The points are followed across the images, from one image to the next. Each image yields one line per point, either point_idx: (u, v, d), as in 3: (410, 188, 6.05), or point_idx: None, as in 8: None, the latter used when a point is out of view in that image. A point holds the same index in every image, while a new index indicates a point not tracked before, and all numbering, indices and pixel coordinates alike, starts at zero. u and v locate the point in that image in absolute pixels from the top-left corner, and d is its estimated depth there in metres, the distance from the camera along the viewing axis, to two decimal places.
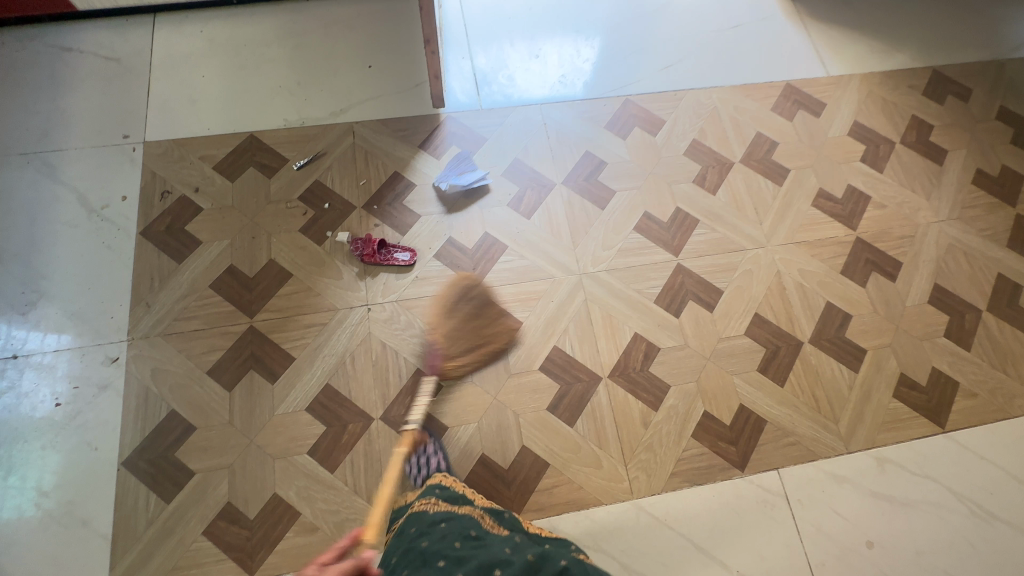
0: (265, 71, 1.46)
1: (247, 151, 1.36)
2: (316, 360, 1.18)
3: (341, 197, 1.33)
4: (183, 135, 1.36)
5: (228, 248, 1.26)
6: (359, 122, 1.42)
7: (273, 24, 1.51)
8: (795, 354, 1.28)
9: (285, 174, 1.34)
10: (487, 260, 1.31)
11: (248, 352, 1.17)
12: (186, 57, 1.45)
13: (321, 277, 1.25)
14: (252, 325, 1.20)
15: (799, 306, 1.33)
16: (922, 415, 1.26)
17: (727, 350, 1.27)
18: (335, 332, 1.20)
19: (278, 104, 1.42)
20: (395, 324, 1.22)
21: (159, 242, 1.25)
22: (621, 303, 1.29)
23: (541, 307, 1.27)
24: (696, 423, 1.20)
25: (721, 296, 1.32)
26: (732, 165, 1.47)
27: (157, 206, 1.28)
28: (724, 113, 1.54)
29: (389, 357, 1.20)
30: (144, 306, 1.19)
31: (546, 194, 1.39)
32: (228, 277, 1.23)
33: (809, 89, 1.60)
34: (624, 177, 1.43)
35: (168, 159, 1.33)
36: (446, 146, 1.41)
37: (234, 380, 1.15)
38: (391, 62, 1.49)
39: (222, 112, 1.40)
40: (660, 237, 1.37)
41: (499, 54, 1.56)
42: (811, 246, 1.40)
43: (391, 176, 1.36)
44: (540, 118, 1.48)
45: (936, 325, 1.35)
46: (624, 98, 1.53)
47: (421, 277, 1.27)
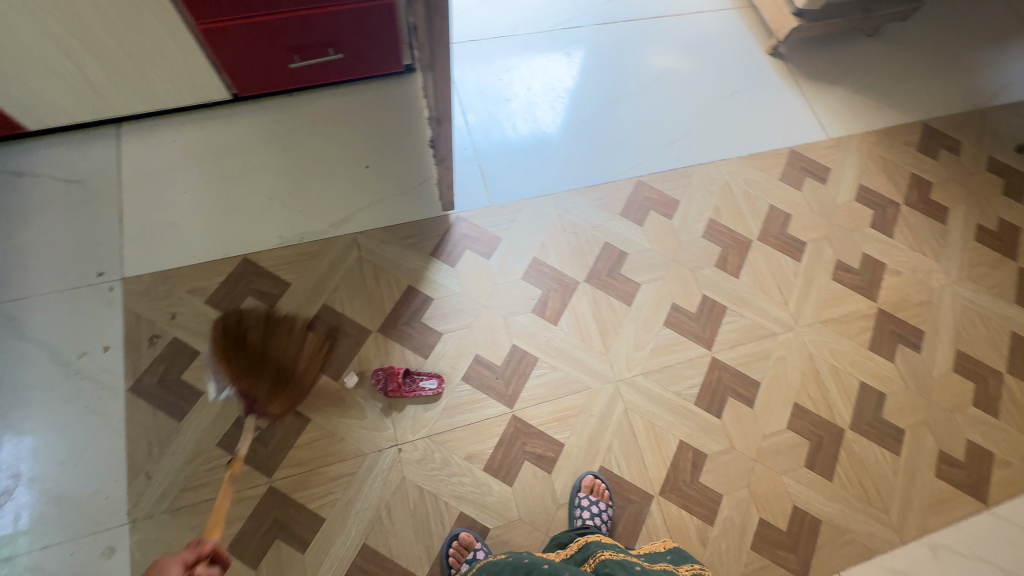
0: (252, 181, 1.33)
1: (242, 278, 1.23)
2: (349, 517, 1.07)
3: (353, 322, 1.22)
4: (167, 266, 1.22)
5: (234, 395, 1.13)
6: (364, 233, 1.31)
7: (255, 126, 1.38)
8: (838, 443, 1.26)
9: (288, 301, 1.22)
10: (519, 376, 1.22)
11: (270, 519, 1.05)
12: (160, 172, 1.31)
13: (343, 419, 1.14)
14: (272, 485, 1.08)
15: (836, 390, 1.32)
16: (966, 492, 1.26)
17: (773, 447, 1.24)
18: (366, 482, 1.10)
19: (270, 219, 1.29)
20: (430, 463, 1.13)
21: (153, 398, 1.11)
22: (663, 410, 1.24)
23: (581, 423, 1.20)
24: (754, 533, 1.16)
25: (759, 389, 1.29)
26: (750, 244, 1.45)
27: (146, 354, 1.14)
28: (736, 186, 1.52)
29: (428, 502, 1.10)
30: (144, 478, 1.05)
31: (570, 294, 1.32)
32: (238, 430, 1.11)
33: (812, 154, 1.60)
34: (646, 268, 1.38)
35: (153, 296, 1.19)
36: (460, 251, 1.33)
37: (259, 554, 1.03)
38: (391, 160, 1.39)
39: (209, 234, 1.26)
40: (690, 330, 1.33)
41: (503, 141, 1.48)
42: (838, 323, 1.39)
43: (406, 292, 1.27)
44: (554, 210, 1.41)
45: (964, 394, 1.36)
46: (636, 180, 1.48)
47: (452, 405, 1.18)
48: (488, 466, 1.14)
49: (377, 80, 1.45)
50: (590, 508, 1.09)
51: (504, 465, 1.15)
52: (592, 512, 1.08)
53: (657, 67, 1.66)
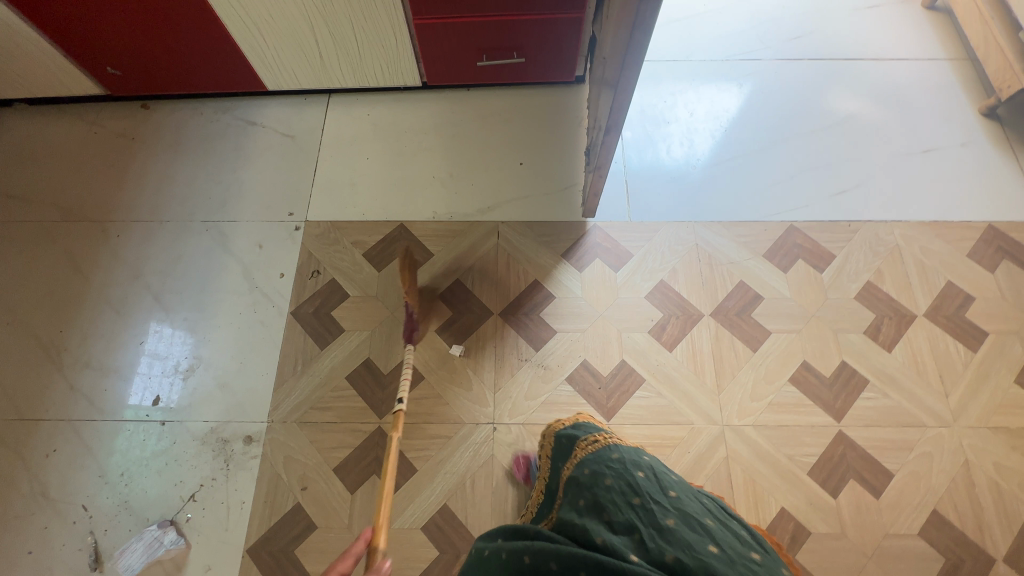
0: (421, 159, 1.49)
1: (395, 241, 1.39)
2: (437, 475, 1.15)
3: (478, 301, 1.32)
4: (340, 218, 1.42)
5: (367, 339, 1.28)
6: (505, 223, 1.40)
7: (434, 112, 1.55)
8: (984, 573, 1.06)
9: (428, 270, 1.35)
10: (622, 392, 1.22)
11: (373, 454, 1.18)
12: (352, 139, 1.53)
13: (451, 386, 1.23)
14: (380, 425, 1.20)
15: (994, 511, 1.11)
16: None
17: (895, 551, 1.08)
18: (459, 448, 1.18)
19: (429, 195, 1.45)
20: (519, 450, 1.17)
21: (307, 324, 1.30)
22: (768, 470, 1.15)
23: (675, 456, 1.16)
24: None
25: (891, 481, 1.14)
26: (913, 318, 1.28)
27: (309, 287, 1.34)
28: (908, 253, 1.35)
29: (510, 485, 1.14)
30: (286, 389, 1.24)
31: (692, 325, 1.28)
32: (364, 370, 1.25)
33: (1018, 235, 1.37)
34: (781, 317, 1.29)
35: (325, 241, 1.39)
36: (589, 258, 1.36)
37: (358, 482, 1.15)
38: (542, 162, 1.47)
39: (377, 198, 1.45)
40: (819, 394, 1.21)
41: (653, 161, 1.48)
42: (1013, 435, 1.17)
43: (531, 284, 1.33)
44: (692, 237, 1.38)
45: None
46: (788, 224, 1.39)
47: (550, 401, 1.21)
48: None
49: (547, 87, 1.55)
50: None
51: None
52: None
53: (838, 112, 1.54)
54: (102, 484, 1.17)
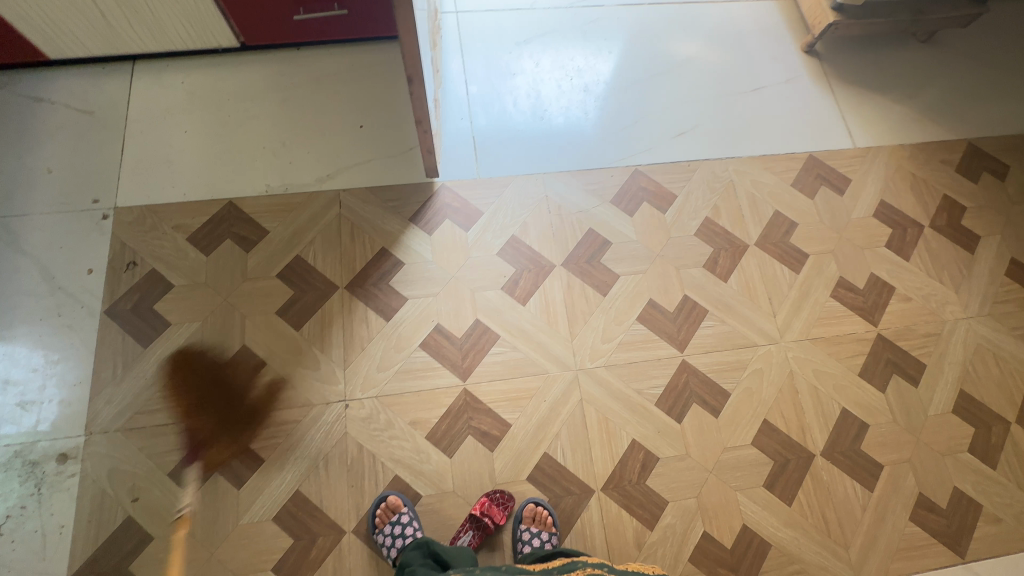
0: (248, 128, 1.36)
1: (224, 221, 1.26)
2: (287, 462, 1.10)
3: (323, 276, 1.24)
4: (158, 201, 1.27)
5: (198, 330, 1.17)
6: (346, 190, 1.32)
7: (259, 75, 1.40)
8: (805, 468, 1.19)
9: (263, 249, 1.25)
10: (477, 351, 1.21)
11: (213, 452, 1.09)
12: (165, 111, 1.35)
13: (297, 368, 1.16)
14: (220, 420, 1.11)
15: (812, 413, 1.23)
16: (941, 542, 1.16)
17: (731, 462, 1.18)
18: (309, 431, 1.12)
19: (260, 167, 1.32)
20: (374, 423, 1.13)
21: (125, 323, 1.16)
22: (619, 406, 1.20)
23: (532, 407, 1.18)
24: (695, 545, 1.11)
25: (728, 399, 1.23)
26: (746, 248, 1.37)
27: (124, 281, 1.20)
28: (741, 187, 1.43)
29: (366, 461, 1.11)
30: (104, 396, 1.11)
31: (544, 277, 1.29)
32: (197, 364, 1.15)
33: (833, 162, 1.49)
34: (628, 260, 1.33)
35: (140, 228, 1.24)
36: (439, 219, 1.31)
37: (198, 483, 1.07)
38: (384, 123, 1.38)
39: (199, 175, 1.30)
40: (664, 329, 1.27)
41: (501, 113, 1.45)
42: (828, 343, 1.30)
43: (378, 253, 1.27)
44: (541, 189, 1.37)
45: (961, 439, 1.24)
46: (633, 169, 1.42)
47: (404, 370, 1.18)
48: (431, 435, 1.14)
49: (386, 42, 1.45)
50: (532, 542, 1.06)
51: (447, 436, 1.14)
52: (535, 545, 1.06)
53: (678, 55, 1.57)
54: None
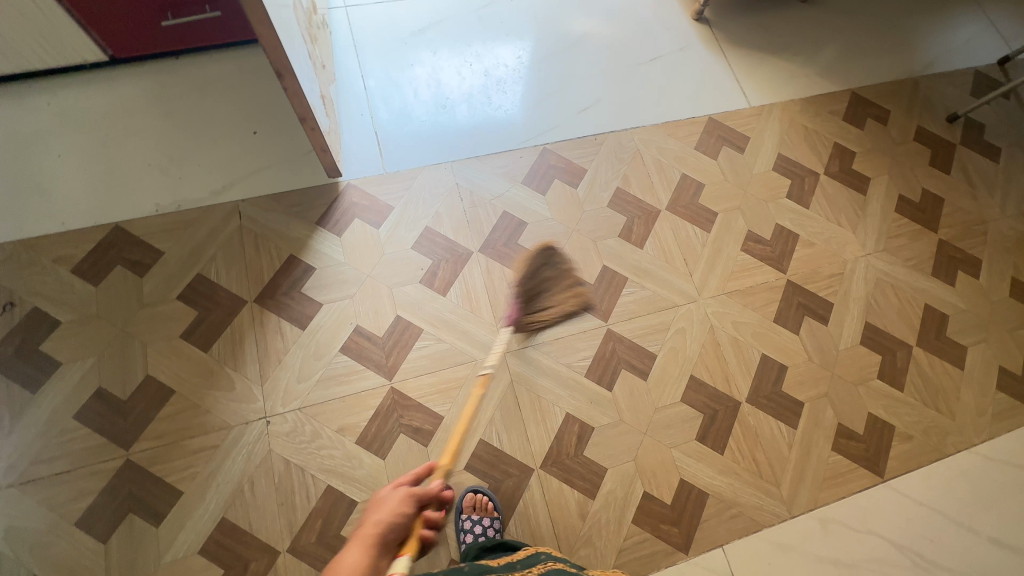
0: (129, 146, 1.27)
1: (112, 247, 1.18)
2: (208, 491, 1.04)
3: (229, 293, 1.18)
4: (32, 234, 1.17)
5: (95, 366, 1.09)
6: (246, 200, 1.26)
7: (135, 89, 1.32)
8: (733, 416, 1.23)
9: (159, 271, 1.17)
10: (401, 348, 1.18)
11: (125, 492, 1.02)
12: (31, 137, 1.25)
13: (210, 391, 1.10)
14: (129, 458, 1.04)
15: (735, 363, 1.28)
16: (862, 466, 1.24)
17: (664, 421, 1.21)
18: (230, 454, 1.06)
19: (147, 186, 1.24)
20: (299, 436, 1.09)
21: (8, 369, 1.07)
22: (550, 382, 1.20)
23: (463, 395, 1.17)
24: (637, 506, 1.13)
25: (655, 361, 1.26)
26: (658, 213, 1.41)
27: (3, 324, 1.10)
28: (647, 155, 1.47)
29: (294, 476, 1.07)
30: None
31: (463, 265, 1.28)
32: (96, 402, 1.07)
33: (731, 123, 1.55)
34: (545, 238, 1.33)
35: (15, 266, 1.14)
36: (348, 219, 1.28)
37: (111, 529, 1.00)
38: (279, 126, 1.33)
39: (78, 201, 1.21)
40: (587, 301, 1.29)
41: (403, 105, 1.42)
42: (743, 295, 1.35)
43: (287, 262, 1.22)
44: (452, 178, 1.36)
45: (870, 367, 1.33)
46: (541, 148, 1.43)
47: (327, 377, 1.14)
48: (361, 439, 1.11)
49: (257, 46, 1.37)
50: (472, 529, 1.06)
51: (378, 438, 1.11)
52: (475, 532, 1.06)
53: (575, 33, 1.59)
54: None
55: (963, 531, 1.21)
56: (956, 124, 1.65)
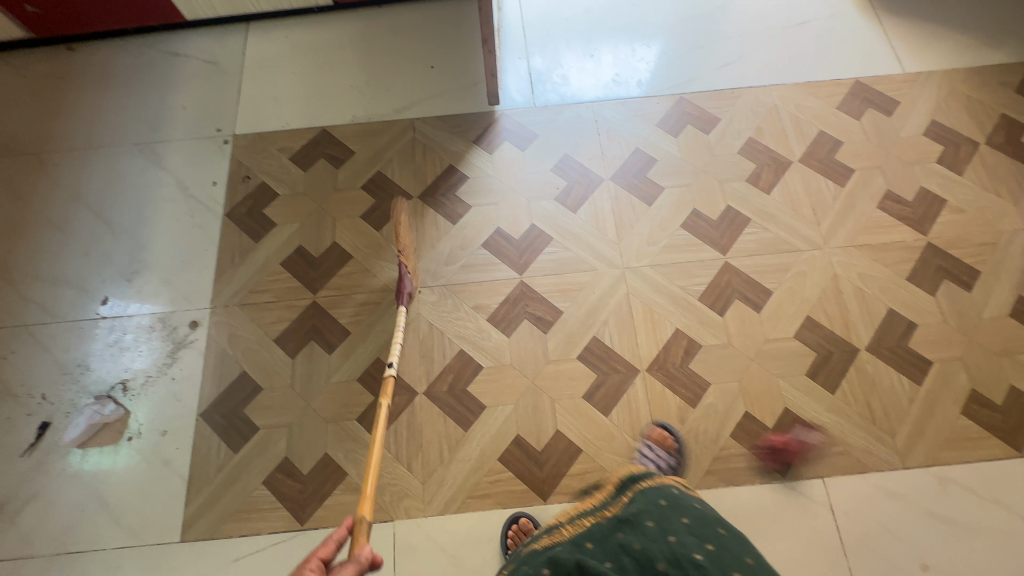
0: (339, 71, 1.59)
1: (319, 144, 1.49)
2: (369, 335, 1.28)
3: (400, 188, 1.43)
4: (266, 129, 1.52)
5: (299, 229, 1.39)
6: (420, 119, 1.51)
7: (348, 29, 1.65)
8: (849, 360, 1.22)
9: (351, 166, 1.46)
10: (532, 250, 1.35)
11: (310, 324, 1.29)
12: (272, 60, 1.61)
13: (378, 261, 1.35)
14: (315, 300, 1.32)
15: (857, 311, 1.27)
16: (997, 436, 1.16)
17: (774, 351, 1.24)
18: (388, 310, 1.30)
19: (348, 101, 1.54)
20: (442, 306, 1.30)
21: (241, 223, 1.40)
22: (664, 299, 1.29)
23: (582, 297, 1.30)
24: (737, 423, 1.18)
25: (770, 296, 1.29)
26: (789, 164, 1.43)
27: (240, 191, 1.44)
28: (784, 111, 1.50)
29: (435, 336, 1.27)
30: (225, 279, 1.34)
31: (594, 189, 1.41)
32: (297, 256, 1.36)
33: (881, 87, 1.52)
34: (673, 174, 1.43)
35: (253, 150, 1.49)
36: (499, 142, 1.48)
37: (297, 349, 1.27)
38: (452, 63, 1.58)
39: (300, 109, 1.54)
40: (707, 234, 1.36)
41: (555, 52, 1.61)
42: (874, 250, 1.33)
43: (447, 169, 1.45)
44: (591, 115, 1.51)
45: (1018, 340, 1.23)
46: (678, 96, 1.53)
47: (469, 264, 1.34)
48: (492, 317, 1.28)
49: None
50: (650, 455, 1.12)
51: (505, 318, 1.28)
52: (653, 459, 1.12)
53: None
54: (62, 378, 1.26)
55: None
56: None
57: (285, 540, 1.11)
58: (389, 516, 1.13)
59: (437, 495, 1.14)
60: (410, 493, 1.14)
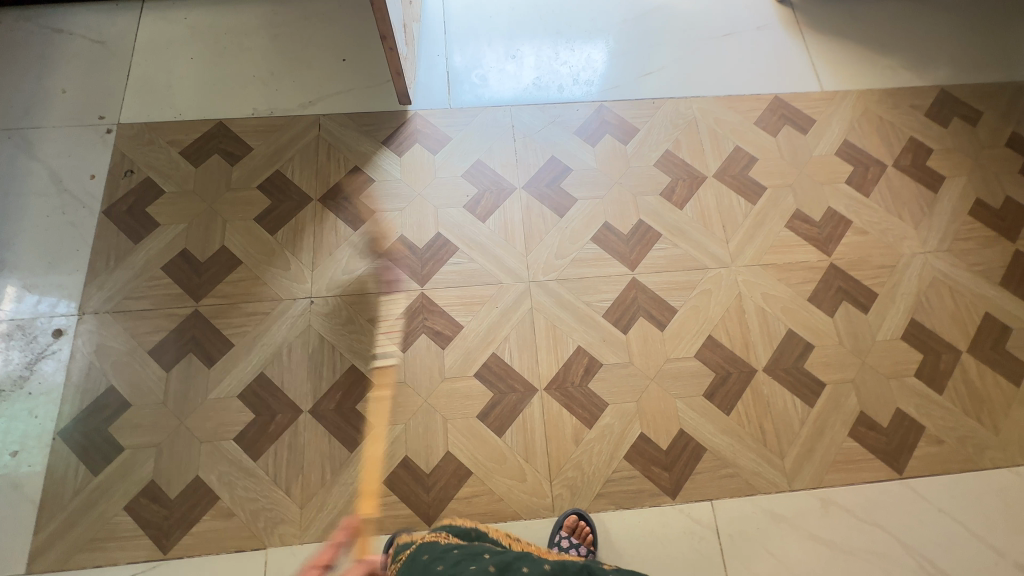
0: (241, 59, 1.48)
1: (214, 138, 1.38)
2: (254, 347, 1.19)
3: (299, 189, 1.34)
4: (156, 119, 1.40)
5: (185, 230, 1.29)
6: (326, 115, 1.42)
7: (254, 14, 1.53)
8: (745, 381, 1.22)
9: (247, 163, 1.36)
10: (436, 260, 1.29)
11: (189, 335, 1.20)
12: (167, 43, 1.48)
13: (270, 267, 1.26)
14: (197, 309, 1.22)
15: (757, 331, 1.27)
16: (880, 458, 1.18)
17: (673, 372, 1.22)
18: (276, 321, 1.22)
19: (249, 93, 1.44)
20: (335, 318, 1.23)
21: (120, 221, 1.29)
22: (567, 316, 1.26)
23: (484, 312, 1.25)
24: (631, 444, 1.16)
25: (674, 315, 1.27)
26: (703, 179, 1.42)
27: (122, 186, 1.32)
28: (703, 124, 1.48)
29: (325, 351, 1.20)
30: (97, 284, 1.23)
31: (505, 198, 1.36)
32: (180, 259, 1.26)
33: (799, 104, 1.52)
34: (587, 185, 1.39)
35: (139, 142, 1.37)
36: (410, 144, 1.41)
37: (174, 362, 1.18)
38: (365, 57, 1.49)
39: (195, 99, 1.42)
40: (617, 249, 1.33)
41: (475, 51, 1.54)
42: (779, 270, 1.33)
43: (351, 171, 1.37)
44: (508, 119, 1.45)
45: (907, 363, 1.26)
46: (598, 104, 1.49)
47: (367, 274, 1.27)
48: (387, 331, 1.22)
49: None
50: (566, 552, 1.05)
51: (402, 333, 1.22)
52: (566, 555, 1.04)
53: (651, 3, 1.63)
54: None
55: (984, 547, 1.12)
56: None
57: (145, 570, 1.04)
58: (262, 543, 1.06)
59: (315, 521, 1.08)
60: (286, 518, 1.08)
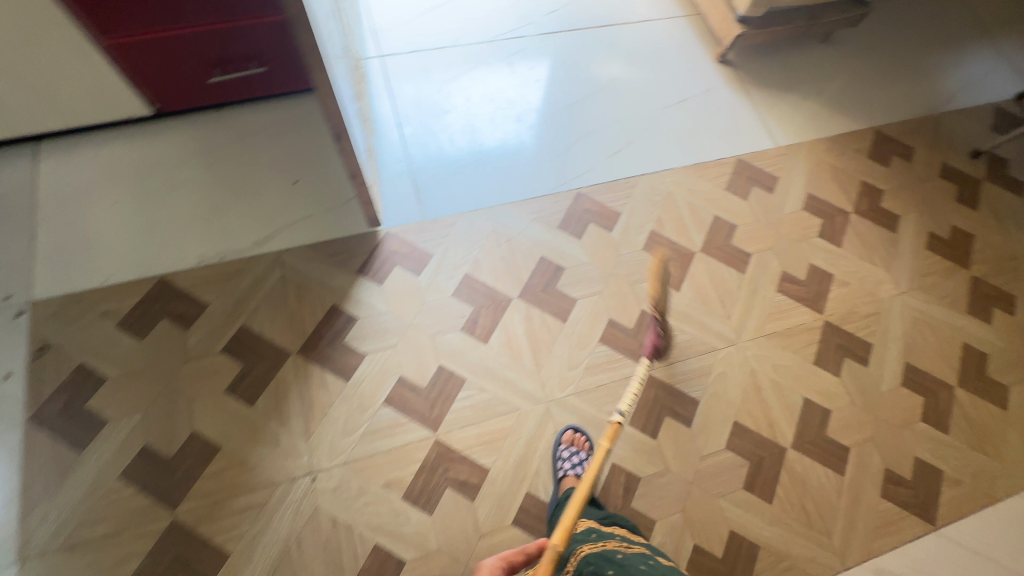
0: (173, 198, 1.29)
1: (157, 300, 1.19)
2: (255, 551, 1.02)
3: (273, 344, 1.18)
4: (79, 288, 1.18)
5: (141, 422, 1.09)
6: (287, 251, 1.27)
7: (178, 142, 1.34)
8: (779, 463, 1.22)
9: (204, 324, 1.18)
10: (444, 398, 1.18)
11: (171, 554, 1.00)
12: (76, 191, 1.26)
13: (255, 447, 1.09)
14: (175, 518, 1.03)
15: (777, 406, 1.27)
16: (914, 513, 1.21)
17: (710, 469, 1.19)
18: (277, 512, 1.05)
19: (190, 238, 1.25)
20: (345, 492, 1.08)
21: (54, 427, 1.06)
22: (594, 433, 1.19)
23: (508, 447, 1.16)
24: (688, 560, 1.12)
25: (697, 407, 1.25)
26: (692, 256, 1.41)
27: (49, 382, 1.10)
28: (679, 198, 1.48)
29: (342, 534, 1.05)
30: (37, 514, 1.00)
31: (503, 312, 1.28)
32: (142, 460, 1.06)
33: (760, 163, 1.57)
34: (582, 282, 1.34)
35: (61, 321, 1.14)
36: (389, 268, 1.29)
37: None
38: (319, 176, 1.35)
39: (125, 254, 1.22)
40: (627, 346, 1.28)
41: (438, 152, 1.44)
42: (782, 337, 1.35)
43: (329, 312, 1.22)
44: (488, 224, 1.37)
45: (913, 410, 1.31)
46: (575, 193, 1.45)
47: (371, 431, 1.13)
48: (407, 494, 1.09)
49: None
50: (571, 459, 1.13)
51: (424, 493, 1.10)
52: (573, 462, 1.12)
53: (602, 77, 1.62)
54: None
55: None
56: (980, 159, 1.68)
57: None
58: None
59: None
60: None
